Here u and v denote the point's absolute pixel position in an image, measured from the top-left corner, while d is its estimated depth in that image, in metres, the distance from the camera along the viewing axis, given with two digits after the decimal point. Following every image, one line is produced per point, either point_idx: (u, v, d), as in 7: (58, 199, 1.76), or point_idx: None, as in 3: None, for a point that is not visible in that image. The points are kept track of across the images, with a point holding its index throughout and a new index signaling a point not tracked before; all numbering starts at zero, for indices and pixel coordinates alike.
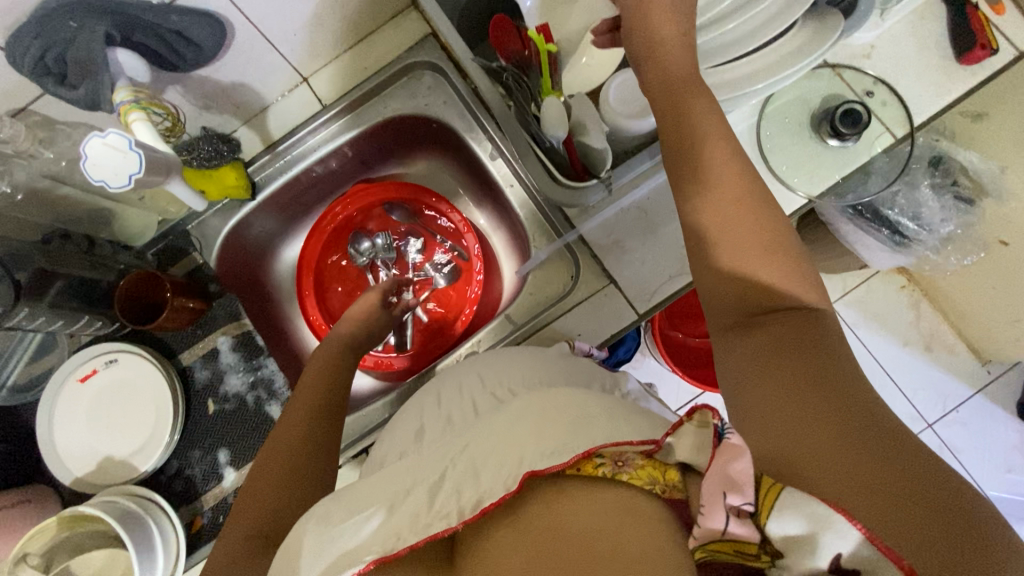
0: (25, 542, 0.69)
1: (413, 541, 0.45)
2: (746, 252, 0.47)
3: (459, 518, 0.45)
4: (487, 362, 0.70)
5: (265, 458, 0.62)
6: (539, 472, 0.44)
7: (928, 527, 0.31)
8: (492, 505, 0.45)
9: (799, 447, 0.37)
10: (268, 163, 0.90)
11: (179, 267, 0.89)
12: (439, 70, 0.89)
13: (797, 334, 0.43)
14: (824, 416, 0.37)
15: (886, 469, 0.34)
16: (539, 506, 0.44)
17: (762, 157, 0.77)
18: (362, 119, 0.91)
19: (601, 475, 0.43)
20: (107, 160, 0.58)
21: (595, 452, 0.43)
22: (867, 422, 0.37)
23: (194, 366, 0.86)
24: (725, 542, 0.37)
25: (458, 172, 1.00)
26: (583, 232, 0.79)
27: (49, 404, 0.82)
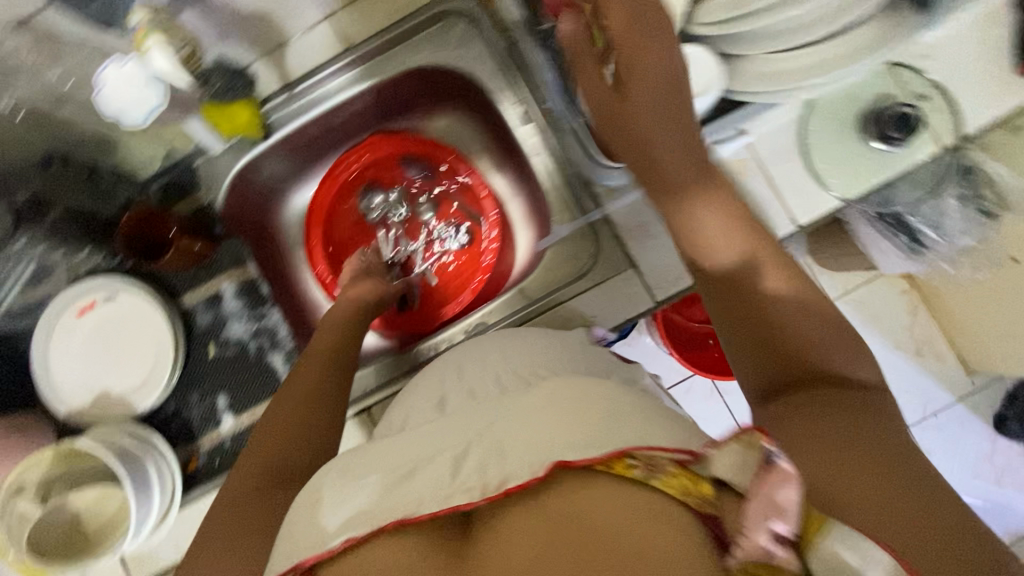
0: (19, 473, 0.69)
1: (434, 508, 0.45)
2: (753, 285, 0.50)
3: (483, 494, 0.45)
4: (508, 340, 0.69)
5: (271, 415, 0.61)
6: (570, 463, 0.43)
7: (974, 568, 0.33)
8: (514, 487, 0.44)
9: (843, 475, 0.38)
10: (283, 103, 0.85)
11: (184, 205, 0.86)
12: (473, 21, 0.83)
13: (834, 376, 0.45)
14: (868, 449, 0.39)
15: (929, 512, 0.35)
16: (562, 494, 0.42)
17: (801, 151, 0.75)
18: (387, 66, 0.86)
19: (632, 475, 0.43)
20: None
21: (626, 452, 0.43)
22: (906, 459, 0.38)
23: (196, 308, 0.84)
24: (767, 566, 0.38)
25: (482, 132, 0.95)
26: (608, 211, 0.78)
27: (46, 333, 0.80)
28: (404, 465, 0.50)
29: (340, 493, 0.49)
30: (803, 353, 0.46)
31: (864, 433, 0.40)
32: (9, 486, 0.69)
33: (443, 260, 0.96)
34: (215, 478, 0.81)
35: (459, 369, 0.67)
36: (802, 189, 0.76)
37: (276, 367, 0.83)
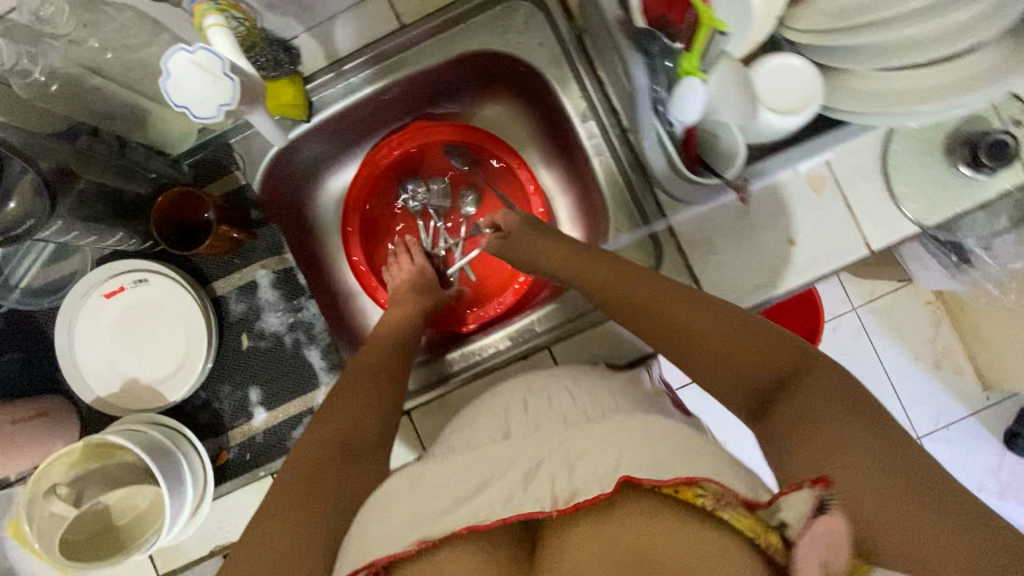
0: (42, 476, 0.65)
1: (505, 514, 0.46)
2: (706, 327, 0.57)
3: (552, 505, 0.46)
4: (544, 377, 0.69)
5: (327, 415, 0.66)
6: (636, 478, 0.45)
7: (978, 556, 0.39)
8: (584, 502, 0.45)
9: (881, 514, 0.42)
10: (328, 83, 0.79)
11: (218, 185, 0.80)
12: (541, 6, 0.77)
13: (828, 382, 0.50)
14: (894, 479, 0.43)
15: (939, 522, 0.41)
16: (631, 510, 0.44)
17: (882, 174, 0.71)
18: (441, 48, 0.80)
19: (699, 504, 0.44)
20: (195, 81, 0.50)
21: (698, 481, 0.44)
22: (905, 464, 0.44)
23: (229, 297, 0.80)
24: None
25: (534, 125, 0.89)
26: (674, 223, 0.73)
27: (71, 315, 0.75)
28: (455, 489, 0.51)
29: (398, 516, 0.50)
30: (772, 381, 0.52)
31: (875, 452, 0.45)
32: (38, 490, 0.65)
33: (483, 256, 0.93)
34: (247, 473, 0.79)
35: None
36: (878, 212, 0.72)
37: (313, 363, 0.80)
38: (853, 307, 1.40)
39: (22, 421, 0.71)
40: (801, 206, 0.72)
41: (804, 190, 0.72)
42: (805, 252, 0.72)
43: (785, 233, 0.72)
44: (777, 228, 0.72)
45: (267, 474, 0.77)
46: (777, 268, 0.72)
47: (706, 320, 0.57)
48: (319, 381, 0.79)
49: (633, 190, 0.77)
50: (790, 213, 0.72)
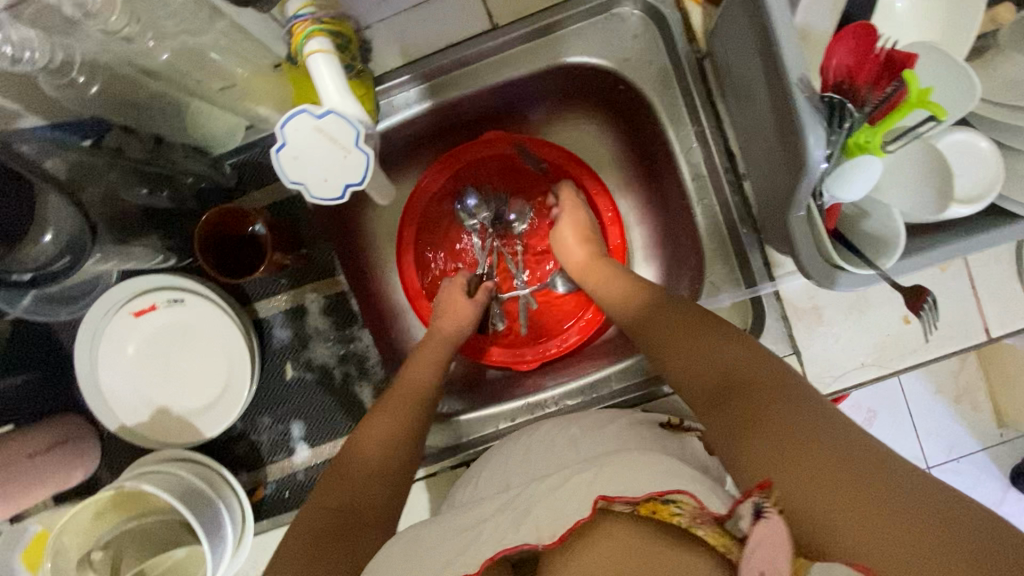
0: (60, 535, 0.57)
1: (490, 552, 0.48)
2: (667, 325, 0.58)
3: (540, 542, 0.48)
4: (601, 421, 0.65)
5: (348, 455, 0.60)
6: (611, 498, 0.47)
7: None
8: (566, 532, 0.47)
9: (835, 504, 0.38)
10: (403, 85, 0.69)
11: (266, 192, 0.71)
12: (656, 19, 0.66)
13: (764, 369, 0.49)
14: (847, 469, 0.39)
15: (900, 521, 0.36)
16: (608, 531, 0.48)
17: (1013, 253, 0.65)
18: (535, 55, 0.69)
19: (674, 521, 0.46)
20: (321, 158, 0.43)
21: (669, 498, 0.46)
22: (867, 457, 0.40)
23: (273, 321, 0.72)
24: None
25: (621, 146, 0.79)
26: (783, 289, 0.66)
27: (93, 335, 0.67)
28: (453, 543, 0.51)
29: (409, 559, 0.51)
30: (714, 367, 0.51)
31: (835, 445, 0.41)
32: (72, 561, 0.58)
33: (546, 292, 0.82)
34: (285, 512, 0.72)
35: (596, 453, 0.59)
36: (1004, 295, 0.66)
37: (363, 400, 0.72)
38: None
39: (40, 453, 0.63)
40: (923, 281, 0.66)
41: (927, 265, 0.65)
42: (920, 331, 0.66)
43: (901, 310, 0.66)
44: (895, 304, 0.66)
45: None
46: (886, 346, 0.66)
47: (691, 346, 0.54)
48: None
49: (738, 242, 0.69)
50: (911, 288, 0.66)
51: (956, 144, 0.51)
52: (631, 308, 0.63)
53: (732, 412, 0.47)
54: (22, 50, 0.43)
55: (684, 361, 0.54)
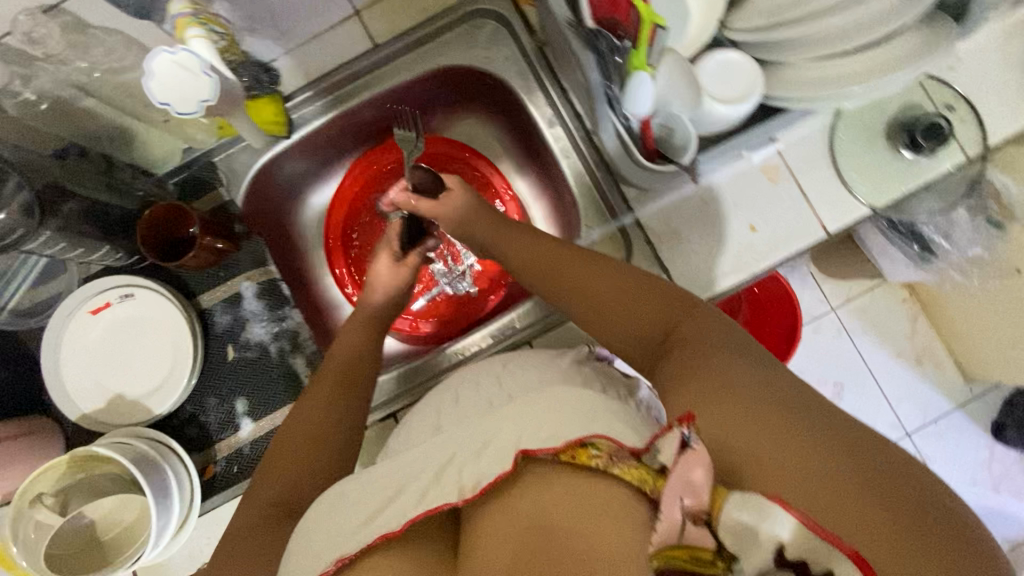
0: (33, 482, 0.65)
1: (414, 514, 0.50)
2: (612, 283, 0.63)
3: (459, 496, 0.50)
4: (509, 363, 0.74)
5: (270, 466, 0.62)
6: (530, 451, 0.49)
7: (857, 507, 0.41)
8: (489, 485, 0.50)
9: (762, 455, 0.44)
10: (309, 100, 0.83)
11: (203, 202, 0.83)
12: (504, 23, 0.82)
13: (725, 330, 0.55)
14: (782, 426, 0.45)
15: (827, 478, 0.42)
16: (532, 480, 0.50)
17: (831, 160, 0.75)
18: (415, 64, 0.84)
19: (594, 464, 0.48)
20: (177, 80, 0.60)
21: (587, 442, 0.49)
22: (810, 421, 0.46)
23: (214, 309, 0.82)
24: (681, 547, 0.41)
25: (505, 134, 0.93)
26: (640, 215, 0.77)
27: (58, 334, 0.77)
28: (372, 502, 0.53)
29: (331, 524, 0.53)
30: (673, 321, 0.58)
31: (774, 402, 0.47)
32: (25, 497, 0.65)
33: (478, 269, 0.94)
34: (234, 485, 0.78)
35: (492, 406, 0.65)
36: (834, 197, 0.76)
37: (298, 370, 0.81)
38: (831, 308, 1.38)
39: (7, 439, 0.71)
40: (761, 194, 0.76)
41: (759, 179, 0.75)
42: (767, 237, 0.75)
43: (746, 220, 0.76)
44: (739, 215, 0.76)
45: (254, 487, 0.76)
46: (742, 254, 0.76)
47: (645, 305, 0.60)
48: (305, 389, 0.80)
49: (602, 188, 0.81)
50: (752, 200, 0.76)
51: (729, 61, 0.63)
52: (575, 271, 0.66)
53: (673, 363, 0.54)
54: None
55: (648, 319, 0.60)
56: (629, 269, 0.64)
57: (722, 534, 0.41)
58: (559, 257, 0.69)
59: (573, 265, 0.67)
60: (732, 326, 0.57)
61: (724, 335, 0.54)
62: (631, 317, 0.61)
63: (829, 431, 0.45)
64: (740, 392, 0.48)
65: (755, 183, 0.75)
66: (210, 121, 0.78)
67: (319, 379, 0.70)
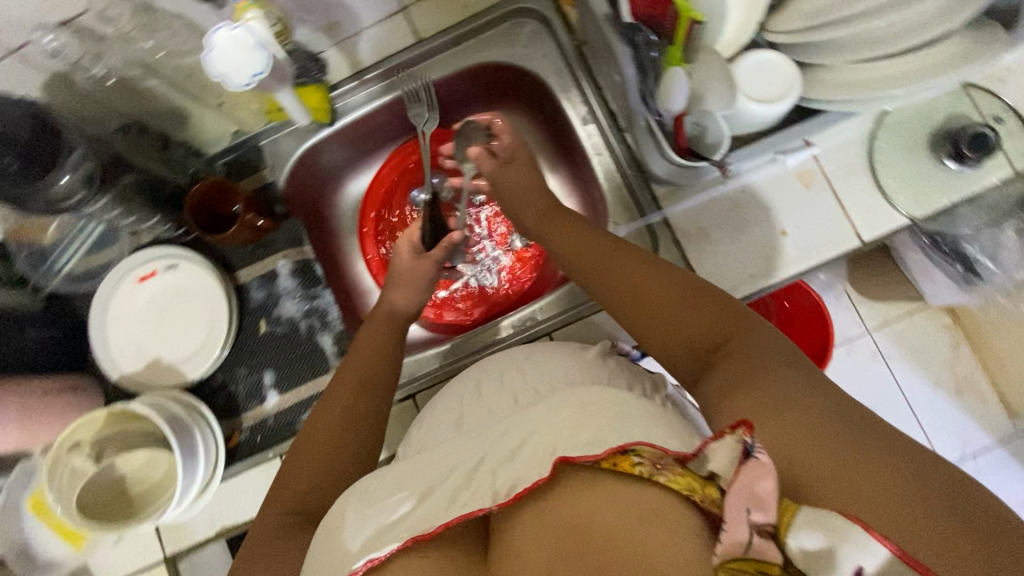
0: (74, 431, 0.68)
1: (446, 519, 0.52)
2: (663, 292, 0.63)
3: (493, 501, 0.52)
4: (534, 358, 0.74)
5: (286, 474, 0.65)
6: (570, 459, 0.50)
7: (936, 531, 0.40)
8: (525, 489, 0.51)
9: (828, 468, 0.45)
10: (352, 90, 0.87)
11: (247, 182, 0.87)
12: (545, 22, 0.84)
13: (775, 345, 0.56)
14: (846, 440, 0.46)
15: (898, 492, 0.42)
16: (572, 483, 0.51)
17: (869, 169, 0.74)
18: (457, 59, 0.87)
19: (637, 471, 0.49)
20: (234, 53, 0.62)
21: (629, 449, 0.49)
22: (873, 436, 0.46)
23: (251, 285, 0.85)
24: (747, 560, 0.41)
25: (540, 132, 0.95)
26: (668, 215, 0.77)
27: (107, 297, 0.82)
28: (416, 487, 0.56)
29: (349, 517, 0.55)
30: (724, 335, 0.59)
31: (834, 417, 0.48)
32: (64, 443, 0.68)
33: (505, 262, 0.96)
34: (256, 455, 0.81)
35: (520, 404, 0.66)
36: (871, 207, 0.74)
37: (325, 347, 0.84)
38: (865, 330, 1.34)
39: (52, 392, 0.76)
40: (793, 198, 0.75)
41: (793, 183, 0.75)
42: (798, 242, 0.74)
43: (778, 225, 0.75)
44: (770, 219, 0.75)
45: (276, 457, 0.80)
46: (771, 259, 0.75)
47: (696, 318, 0.61)
48: (330, 366, 0.83)
49: (631, 186, 0.81)
50: (783, 204, 0.75)
51: (767, 63, 0.63)
52: (630, 279, 0.66)
53: (725, 373, 0.56)
54: None
55: (699, 330, 0.60)
56: (683, 277, 0.65)
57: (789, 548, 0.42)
58: (610, 262, 0.69)
59: (625, 273, 0.67)
60: (779, 337, 0.58)
61: (776, 348, 0.56)
62: (682, 329, 0.61)
63: (895, 447, 0.45)
64: (803, 408, 0.49)
65: (787, 188, 0.75)
66: (260, 106, 0.82)
67: (336, 380, 0.72)
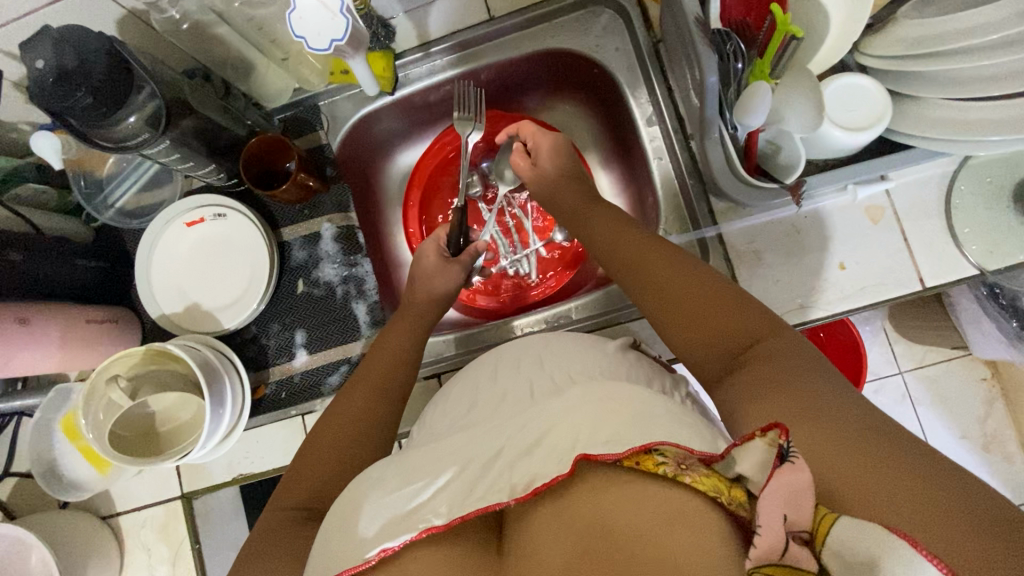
0: (112, 364, 0.70)
1: (464, 512, 0.52)
2: (691, 287, 0.63)
3: (510, 496, 0.52)
4: (554, 348, 0.73)
5: (300, 473, 0.65)
6: (592, 456, 0.50)
7: (980, 543, 0.37)
8: (542, 486, 0.51)
9: (862, 476, 0.43)
10: (416, 61, 0.85)
11: (302, 141, 0.87)
12: (622, 14, 0.81)
13: (801, 354, 0.55)
14: (881, 448, 0.44)
15: (937, 502, 0.40)
16: (596, 480, 0.51)
17: (943, 211, 0.71)
18: (527, 42, 0.85)
19: (660, 471, 0.49)
20: (315, 17, 0.61)
21: (653, 449, 0.50)
22: (909, 444, 0.44)
23: (294, 243, 0.86)
24: (780, 565, 0.40)
25: (599, 126, 0.93)
26: (724, 231, 0.74)
27: (155, 237, 0.83)
28: (421, 480, 0.56)
29: (371, 502, 0.55)
30: (746, 341, 0.58)
31: (867, 426, 0.46)
32: (102, 376, 0.70)
33: (544, 253, 0.95)
34: (280, 409, 0.83)
35: (534, 394, 0.65)
36: (938, 252, 0.71)
37: (357, 315, 0.84)
38: (899, 370, 1.30)
39: (96, 322, 0.78)
40: (857, 231, 0.72)
41: (860, 217, 0.72)
42: (854, 278, 0.72)
43: (836, 257, 0.72)
44: (829, 250, 0.73)
45: (299, 414, 0.82)
46: (824, 291, 0.72)
47: (721, 321, 0.60)
48: (361, 334, 0.84)
49: (688, 198, 0.79)
50: (845, 236, 0.72)
51: (852, 87, 0.60)
52: (661, 272, 0.66)
53: (750, 378, 0.55)
54: None
55: (724, 335, 0.59)
56: (717, 276, 0.64)
57: (823, 556, 0.41)
58: (643, 253, 0.69)
59: (656, 265, 0.67)
60: (808, 345, 0.57)
61: (802, 355, 0.55)
62: (705, 331, 0.60)
63: (934, 457, 0.43)
64: (834, 415, 0.48)
65: (851, 219, 0.72)
66: (324, 66, 0.82)
67: (364, 371, 0.74)
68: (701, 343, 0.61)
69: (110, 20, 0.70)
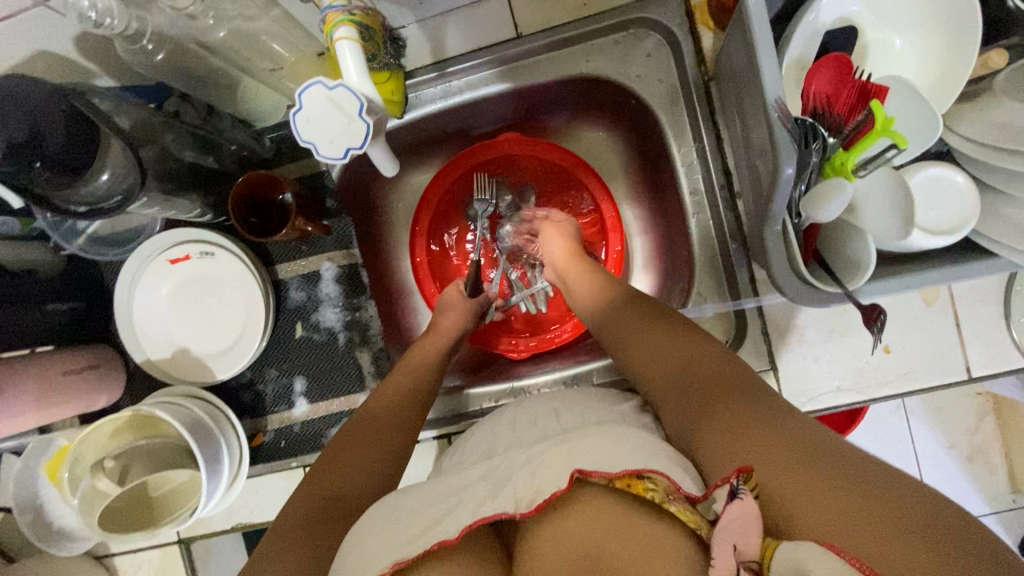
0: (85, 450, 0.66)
1: (468, 522, 0.47)
2: (638, 314, 0.63)
3: (514, 509, 0.46)
4: (567, 400, 0.64)
5: (321, 470, 0.59)
6: (588, 473, 0.45)
7: (906, 547, 0.35)
8: (545, 502, 0.46)
9: (795, 493, 0.41)
10: (429, 82, 0.75)
11: (297, 166, 0.79)
12: (670, 41, 0.71)
13: (724, 368, 0.53)
14: (811, 459, 0.42)
15: (866, 509, 0.38)
16: (584, 503, 0.46)
17: (1002, 299, 0.65)
18: (557, 64, 0.74)
19: (649, 497, 0.44)
20: (326, 121, 0.50)
21: (643, 475, 0.45)
22: (834, 453, 0.42)
23: (291, 283, 0.80)
24: None
25: (629, 157, 0.83)
26: (765, 306, 0.69)
27: (134, 275, 0.75)
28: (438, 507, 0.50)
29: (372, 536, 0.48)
30: (674, 362, 0.56)
31: (797, 439, 0.44)
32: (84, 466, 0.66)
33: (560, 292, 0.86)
34: (279, 459, 0.78)
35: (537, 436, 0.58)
36: (991, 341, 0.66)
37: (361, 365, 0.79)
38: None
39: (74, 371, 0.71)
40: (907, 313, 0.67)
41: (912, 300, 0.67)
42: (898, 361, 0.67)
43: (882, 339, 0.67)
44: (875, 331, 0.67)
45: (300, 466, 0.76)
46: (863, 374, 0.68)
47: (656, 342, 0.59)
48: (366, 386, 0.79)
49: (727, 259, 0.73)
50: (893, 319, 0.67)
51: (932, 182, 0.54)
52: (610, 301, 0.67)
53: (691, 400, 0.52)
54: (104, 16, 0.51)
55: (661, 362, 0.58)
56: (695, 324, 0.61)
57: None
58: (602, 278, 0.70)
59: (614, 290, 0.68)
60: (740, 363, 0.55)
61: (734, 372, 0.53)
62: (650, 353, 0.59)
63: (863, 464, 0.41)
64: (765, 429, 0.45)
65: (902, 300, 0.67)
66: None
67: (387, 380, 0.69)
68: (647, 358, 0.59)
69: (65, 36, 0.58)
